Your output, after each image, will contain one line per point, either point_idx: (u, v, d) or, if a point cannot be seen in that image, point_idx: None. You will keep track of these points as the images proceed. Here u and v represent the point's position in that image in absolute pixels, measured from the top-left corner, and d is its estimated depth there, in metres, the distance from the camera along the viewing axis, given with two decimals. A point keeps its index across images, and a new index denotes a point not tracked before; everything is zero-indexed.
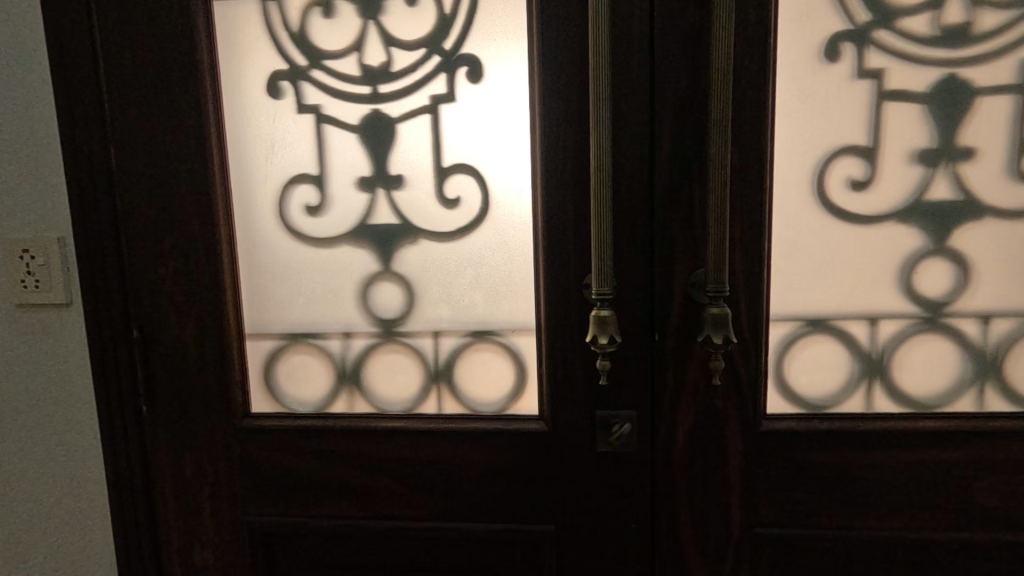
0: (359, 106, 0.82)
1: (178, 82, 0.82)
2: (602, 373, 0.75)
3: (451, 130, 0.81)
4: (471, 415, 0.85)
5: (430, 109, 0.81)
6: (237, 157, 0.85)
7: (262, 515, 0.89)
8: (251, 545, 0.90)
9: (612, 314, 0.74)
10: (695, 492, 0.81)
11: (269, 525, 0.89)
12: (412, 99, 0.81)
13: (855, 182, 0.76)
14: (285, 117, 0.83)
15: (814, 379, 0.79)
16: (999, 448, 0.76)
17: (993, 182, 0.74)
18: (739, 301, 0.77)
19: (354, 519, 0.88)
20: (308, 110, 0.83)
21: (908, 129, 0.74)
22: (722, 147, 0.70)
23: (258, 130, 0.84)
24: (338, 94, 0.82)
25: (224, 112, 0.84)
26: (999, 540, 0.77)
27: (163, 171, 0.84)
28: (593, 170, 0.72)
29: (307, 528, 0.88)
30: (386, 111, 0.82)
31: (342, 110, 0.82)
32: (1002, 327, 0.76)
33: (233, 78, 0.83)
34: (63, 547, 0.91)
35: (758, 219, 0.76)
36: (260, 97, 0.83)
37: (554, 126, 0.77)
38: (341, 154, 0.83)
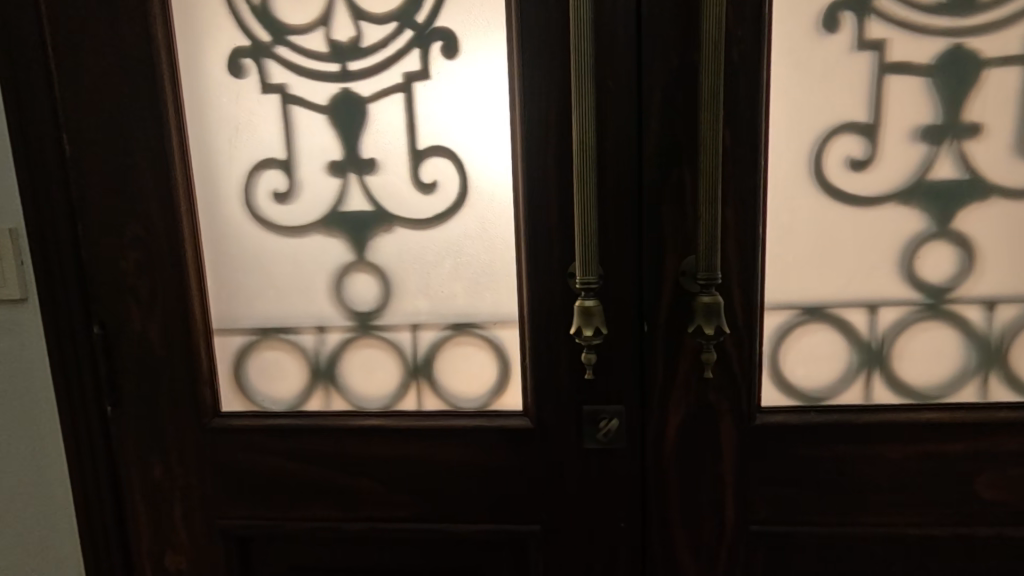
0: (328, 84, 0.77)
1: (133, 62, 0.77)
2: (587, 366, 0.71)
3: (426, 109, 0.76)
4: (453, 412, 0.81)
5: (403, 87, 0.76)
6: (199, 141, 0.80)
7: (236, 518, 0.85)
8: (226, 548, 0.86)
9: (598, 304, 0.70)
10: (687, 489, 0.78)
11: (245, 527, 0.85)
12: (384, 77, 0.76)
13: (855, 161, 0.71)
14: (249, 98, 0.78)
15: (811, 370, 0.76)
16: (1003, 440, 0.73)
17: (1000, 160, 0.70)
18: (733, 289, 0.73)
19: (332, 522, 0.84)
20: (273, 90, 0.77)
21: (910, 104, 0.70)
22: (713, 124, 0.66)
23: (220, 112, 0.79)
24: (305, 72, 0.77)
25: (184, 93, 0.79)
26: (1002, 535, 0.74)
27: (120, 157, 0.79)
28: (576, 149, 0.68)
29: (284, 531, 0.85)
30: (357, 90, 0.77)
31: (310, 89, 0.77)
32: (1007, 313, 0.73)
33: (192, 56, 0.78)
34: (28, 550, 0.87)
35: (752, 201, 0.71)
36: (222, 76, 0.78)
37: (535, 103, 0.72)
38: (310, 136, 0.78)
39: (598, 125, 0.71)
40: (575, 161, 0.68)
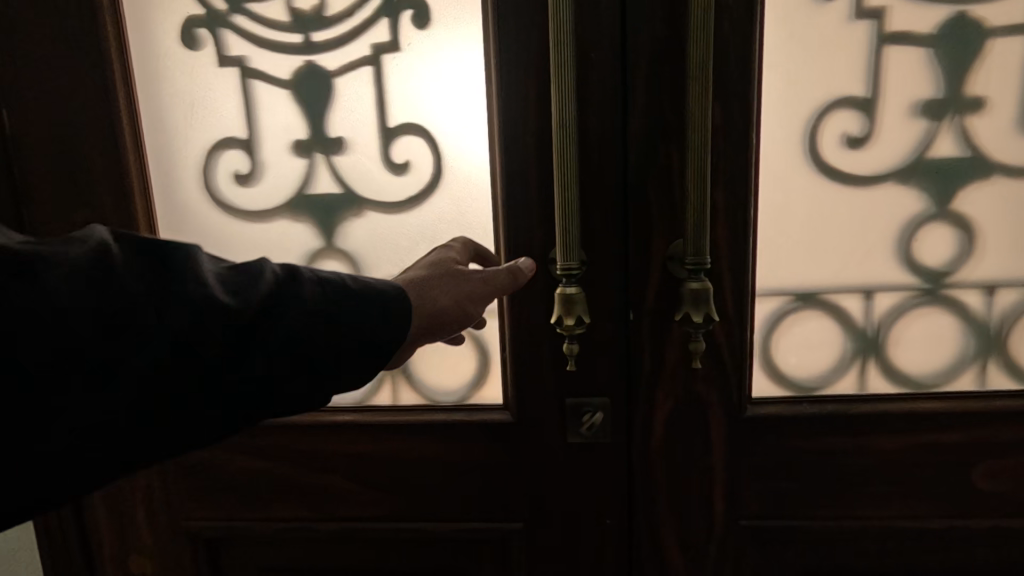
0: (290, 57, 0.71)
1: (76, 33, 0.71)
2: (569, 357, 0.67)
3: (396, 84, 0.71)
4: (430, 406, 0.77)
5: (372, 60, 0.70)
6: (152, 119, 0.74)
7: (203, 519, 0.81)
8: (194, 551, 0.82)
9: (581, 291, 0.66)
10: (675, 484, 0.74)
11: (212, 530, 0.81)
12: (350, 48, 0.71)
13: (851, 139, 0.67)
14: (205, 72, 0.72)
15: (803, 359, 0.73)
16: (1001, 430, 0.70)
17: (1004, 136, 0.66)
18: (723, 274, 0.69)
19: (305, 521, 0.80)
20: (230, 63, 0.72)
21: (910, 77, 0.66)
22: (702, 97, 0.62)
23: (174, 87, 0.73)
24: (265, 44, 0.71)
25: (134, 67, 0.73)
26: (999, 527, 0.71)
27: (65, 136, 0.73)
28: (555, 126, 0.63)
29: (253, 533, 0.81)
30: (322, 62, 0.71)
31: (270, 62, 0.72)
32: (1008, 298, 0.70)
33: (142, 27, 0.72)
34: None
35: (744, 181, 0.67)
36: (175, 48, 0.72)
37: (513, 76, 0.67)
38: (272, 112, 0.73)
39: (580, 100, 0.67)
40: (554, 138, 0.63)
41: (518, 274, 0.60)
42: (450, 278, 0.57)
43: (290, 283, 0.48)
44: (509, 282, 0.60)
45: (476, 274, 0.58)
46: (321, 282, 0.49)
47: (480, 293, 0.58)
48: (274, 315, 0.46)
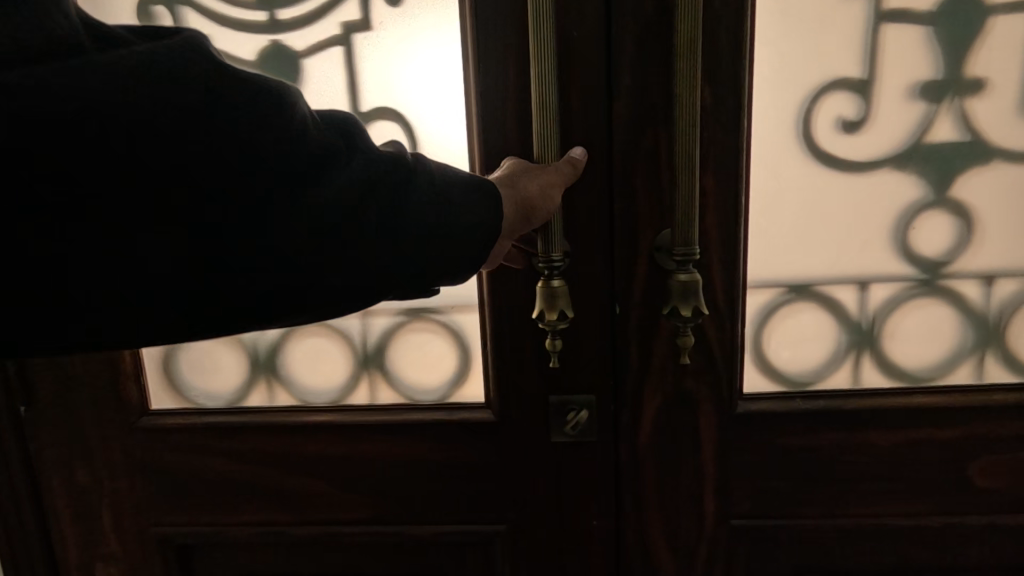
0: (254, 36, 0.67)
1: None
2: (552, 354, 0.64)
3: (367, 66, 0.67)
4: (409, 405, 0.74)
5: (342, 39, 0.66)
6: None
7: (172, 525, 0.78)
8: (164, 557, 0.79)
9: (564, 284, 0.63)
10: (664, 482, 0.72)
11: (182, 536, 0.77)
12: (319, 27, 0.66)
13: (846, 123, 0.64)
14: None
15: (796, 353, 0.70)
16: (999, 425, 0.68)
17: (1005, 119, 0.63)
18: (712, 264, 0.66)
19: (280, 526, 0.77)
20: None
21: (908, 57, 0.63)
22: (690, 79, 0.58)
23: None
24: (227, 23, 0.67)
25: None
26: (996, 524, 0.69)
27: None
28: (536, 109, 0.60)
29: (226, 539, 0.77)
30: (288, 42, 0.67)
31: (234, 42, 0.67)
32: (1007, 288, 0.67)
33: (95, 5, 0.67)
34: None
35: (734, 167, 0.64)
36: None
37: (491, 57, 0.64)
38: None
39: (563, 81, 0.63)
40: (534, 122, 0.60)
41: (577, 166, 0.62)
42: (527, 171, 0.59)
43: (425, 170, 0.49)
44: (571, 173, 0.61)
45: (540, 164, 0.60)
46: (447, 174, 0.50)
47: (557, 183, 0.59)
48: (393, 194, 0.46)
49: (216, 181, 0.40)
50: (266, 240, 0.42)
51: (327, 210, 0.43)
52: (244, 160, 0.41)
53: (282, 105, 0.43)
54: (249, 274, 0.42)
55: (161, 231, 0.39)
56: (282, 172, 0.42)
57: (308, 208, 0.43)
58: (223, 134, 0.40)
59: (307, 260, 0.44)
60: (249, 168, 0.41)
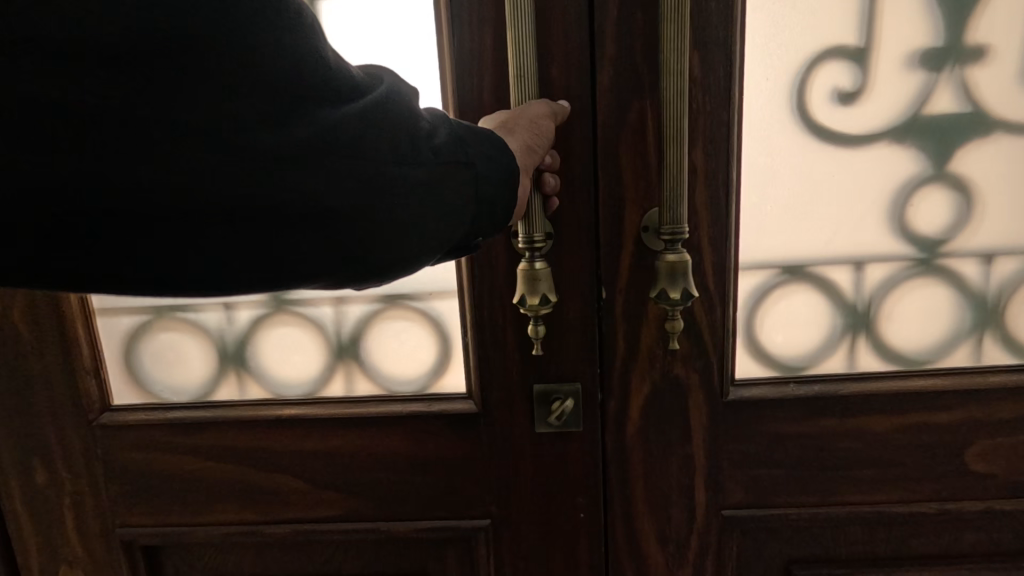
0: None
1: None
2: (535, 340, 0.61)
3: (332, 33, 0.62)
4: (387, 396, 0.70)
5: None
6: None
7: (138, 526, 0.74)
8: (131, 559, 0.75)
9: (546, 267, 0.59)
10: (653, 473, 0.69)
11: (148, 538, 0.74)
12: None
13: (843, 94, 0.61)
14: None
15: (791, 337, 0.67)
16: (997, 407, 0.66)
17: (1006, 89, 0.60)
18: (702, 244, 0.63)
19: (253, 525, 0.73)
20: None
21: (907, 24, 0.59)
22: (677, 46, 0.55)
23: None
24: None
25: None
26: (991, 509, 0.68)
27: None
28: (513, 77, 0.57)
29: (195, 539, 0.74)
30: None
31: None
32: (1007, 266, 0.65)
33: None
34: None
35: (725, 141, 0.61)
36: None
37: (467, 24, 0.60)
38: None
39: (542, 50, 0.60)
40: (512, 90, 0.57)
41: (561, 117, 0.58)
42: (525, 117, 0.54)
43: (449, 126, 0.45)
44: (558, 112, 0.58)
45: (526, 107, 0.55)
46: (468, 132, 0.46)
47: (551, 133, 0.56)
48: (426, 151, 0.41)
49: (237, 111, 0.34)
50: (287, 190, 0.36)
51: (358, 161, 0.38)
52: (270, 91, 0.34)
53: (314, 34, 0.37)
54: (265, 230, 0.36)
55: (156, 170, 0.33)
56: (311, 110, 0.36)
57: (338, 156, 0.37)
58: (249, 54, 0.33)
59: (332, 219, 0.37)
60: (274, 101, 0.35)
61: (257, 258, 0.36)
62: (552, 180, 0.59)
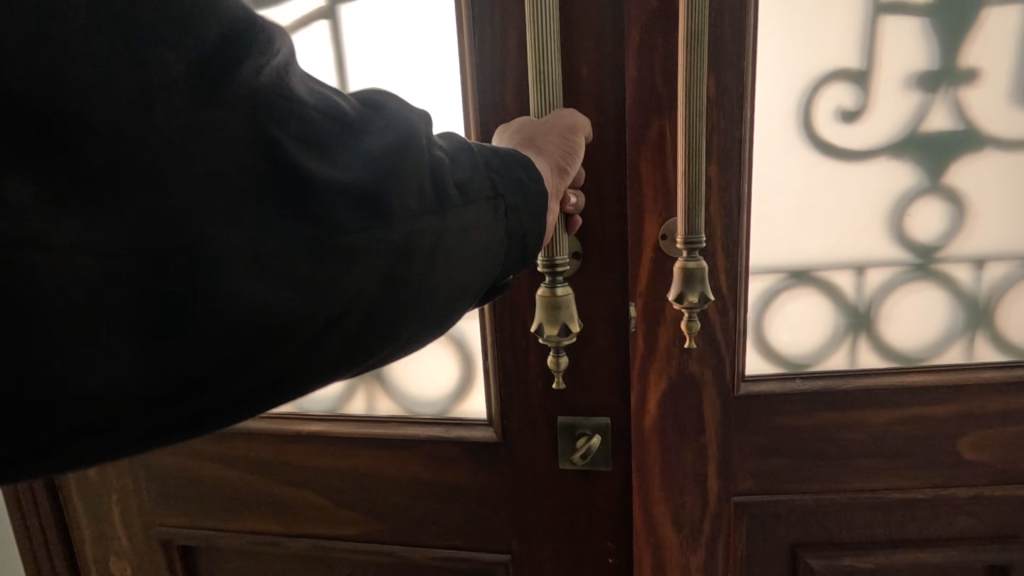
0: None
1: None
2: (553, 367, 0.64)
3: (349, 42, 0.69)
4: (409, 416, 0.78)
5: (327, 12, 0.69)
6: None
7: (176, 526, 0.85)
8: (169, 553, 0.86)
9: (567, 294, 0.62)
10: (669, 462, 0.74)
11: (185, 536, 0.85)
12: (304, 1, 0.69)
13: (845, 113, 0.66)
14: None
15: (797, 336, 0.73)
16: (989, 401, 0.71)
17: (997, 109, 0.65)
18: (716, 251, 0.68)
19: (276, 537, 0.83)
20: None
21: (905, 48, 0.64)
22: (699, 72, 0.60)
23: None
24: None
25: None
26: (981, 494, 0.73)
27: None
28: (534, 81, 0.61)
29: (227, 543, 0.84)
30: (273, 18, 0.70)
31: None
32: (997, 271, 0.70)
33: None
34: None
35: (737, 157, 0.66)
36: None
37: (490, 40, 0.65)
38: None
39: (569, 70, 0.64)
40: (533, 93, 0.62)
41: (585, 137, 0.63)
42: (558, 132, 0.57)
43: (464, 157, 0.44)
44: (583, 125, 0.61)
45: (555, 120, 0.59)
46: (486, 159, 0.46)
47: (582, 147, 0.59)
48: (458, 193, 0.42)
49: (269, 170, 0.33)
50: (327, 246, 0.34)
51: (395, 210, 0.37)
52: (298, 147, 0.34)
53: (326, 93, 0.37)
54: (310, 296, 0.34)
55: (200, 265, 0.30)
56: (341, 164, 0.36)
57: (373, 206, 0.36)
58: (273, 114, 0.33)
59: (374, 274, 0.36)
60: (304, 157, 0.34)
61: (306, 330, 0.34)
62: (576, 200, 0.62)
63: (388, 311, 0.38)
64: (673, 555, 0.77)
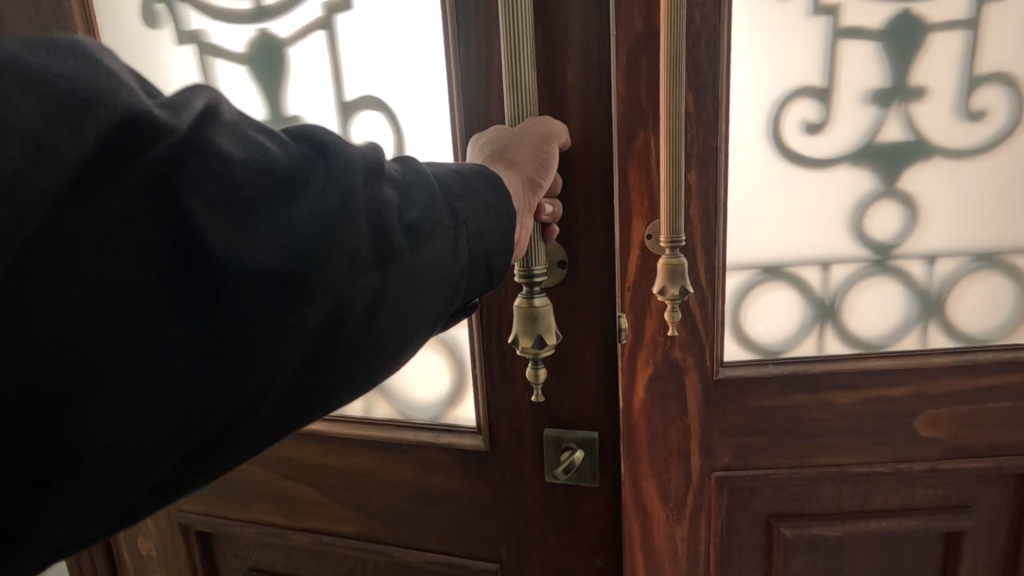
0: (244, 27, 0.73)
1: None
2: (532, 380, 0.60)
3: (346, 52, 0.71)
4: (403, 421, 0.82)
5: (325, 23, 0.71)
6: None
7: (196, 511, 0.92)
8: (188, 535, 0.93)
9: (546, 303, 0.57)
10: (654, 440, 0.82)
11: (203, 522, 0.92)
12: (302, 14, 0.71)
13: (810, 126, 0.74)
14: (174, 54, 0.77)
15: (769, 325, 0.81)
16: (941, 382, 0.79)
17: (944, 122, 0.74)
18: (696, 250, 0.76)
19: (281, 528, 0.88)
20: (188, 40, 0.76)
21: (862, 69, 0.72)
22: (677, 90, 0.67)
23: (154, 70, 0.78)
24: (221, 15, 0.74)
25: None
26: (936, 468, 0.81)
27: None
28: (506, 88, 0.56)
29: (239, 529, 0.90)
30: (275, 30, 0.73)
31: (228, 34, 0.74)
32: (946, 267, 0.78)
33: (121, 13, 0.77)
34: None
35: (713, 165, 0.73)
36: (148, 31, 0.77)
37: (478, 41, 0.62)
38: (243, 97, 0.76)
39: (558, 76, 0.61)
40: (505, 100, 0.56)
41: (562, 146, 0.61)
42: (533, 142, 0.55)
43: (420, 189, 0.41)
44: (561, 135, 0.59)
45: (532, 126, 0.56)
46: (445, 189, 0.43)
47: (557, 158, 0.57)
48: (404, 240, 0.39)
49: (180, 250, 0.29)
50: (249, 326, 0.31)
51: (326, 276, 0.34)
52: (209, 220, 0.29)
53: (252, 136, 0.33)
54: (226, 381, 0.31)
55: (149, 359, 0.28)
56: (267, 229, 0.31)
57: (299, 273, 0.33)
58: (180, 173, 0.28)
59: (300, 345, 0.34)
60: (220, 234, 0.29)
61: (224, 413, 0.32)
62: (551, 208, 0.60)
63: (318, 378, 0.36)
64: (660, 526, 0.85)
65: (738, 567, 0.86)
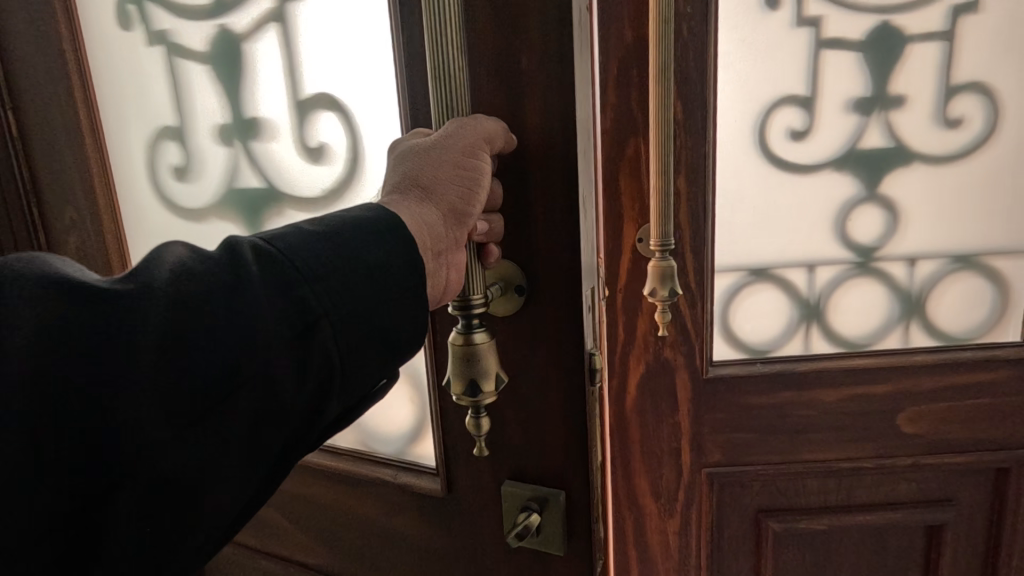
0: (204, 24, 0.71)
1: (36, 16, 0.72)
2: (474, 432, 0.50)
3: (306, 46, 0.67)
4: (367, 455, 0.76)
5: (278, 15, 0.68)
6: (115, 112, 0.78)
7: None
8: None
9: (486, 340, 0.47)
10: (647, 439, 0.85)
11: None
12: (258, 8, 0.68)
13: (794, 132, 0.77)
14: (138, 52, 0.74)
15: (756, 326, 0.84)
16: (923, 380, 0.82)
17: (924, 130, 0.77)
18: (685, 253, 0.78)
19: (253, 552, 0.86)
20: (158, 41, 0.73)
21: (842, 78, 0.75)
22: (665, 96, 0.70)
23: (124, 70, 0.76)
24: (181, 13, 0.72)
25: (87, 55, 0.75)
26: (919, 462, 0.84)
27: (51, 130, 0.76)
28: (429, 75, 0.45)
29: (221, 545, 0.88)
30: (234, 26, 0.70)
31: (188, 31, 0.72)
32: (926, 267, 0.81)
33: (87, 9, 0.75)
34: None
35: (701, 171, 0.76)
36: (112, 27, 0.75)
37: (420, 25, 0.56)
38: (206, 98, 0.73)
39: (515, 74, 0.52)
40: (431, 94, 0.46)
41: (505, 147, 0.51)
42: (447, 162, 0.43)
43: (228, 280, 0.35)
44: (490, 133, 0.46)
45: (448, 137, 0.44)
46: (268, 270, 0.37)
47: (486, 169, 0.45)
48: (188, 373, 0.34)
49: None
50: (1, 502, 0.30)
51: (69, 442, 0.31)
52: None
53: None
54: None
55: None
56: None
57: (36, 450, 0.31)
58: None
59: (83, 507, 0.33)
60: None
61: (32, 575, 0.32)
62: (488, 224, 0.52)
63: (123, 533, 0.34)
64: (652, 522, 0.87)
65: (727, 563, 0.88)
